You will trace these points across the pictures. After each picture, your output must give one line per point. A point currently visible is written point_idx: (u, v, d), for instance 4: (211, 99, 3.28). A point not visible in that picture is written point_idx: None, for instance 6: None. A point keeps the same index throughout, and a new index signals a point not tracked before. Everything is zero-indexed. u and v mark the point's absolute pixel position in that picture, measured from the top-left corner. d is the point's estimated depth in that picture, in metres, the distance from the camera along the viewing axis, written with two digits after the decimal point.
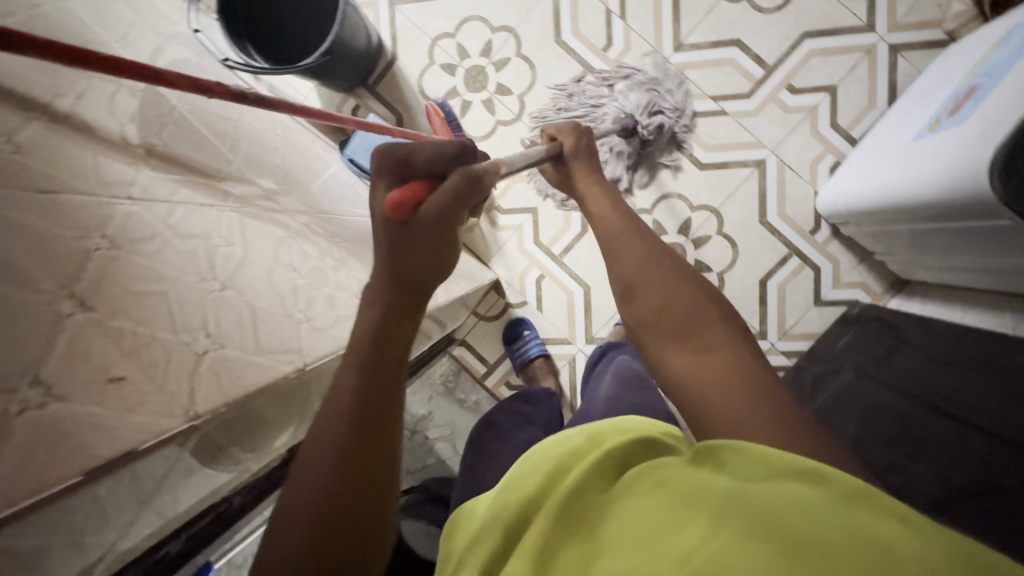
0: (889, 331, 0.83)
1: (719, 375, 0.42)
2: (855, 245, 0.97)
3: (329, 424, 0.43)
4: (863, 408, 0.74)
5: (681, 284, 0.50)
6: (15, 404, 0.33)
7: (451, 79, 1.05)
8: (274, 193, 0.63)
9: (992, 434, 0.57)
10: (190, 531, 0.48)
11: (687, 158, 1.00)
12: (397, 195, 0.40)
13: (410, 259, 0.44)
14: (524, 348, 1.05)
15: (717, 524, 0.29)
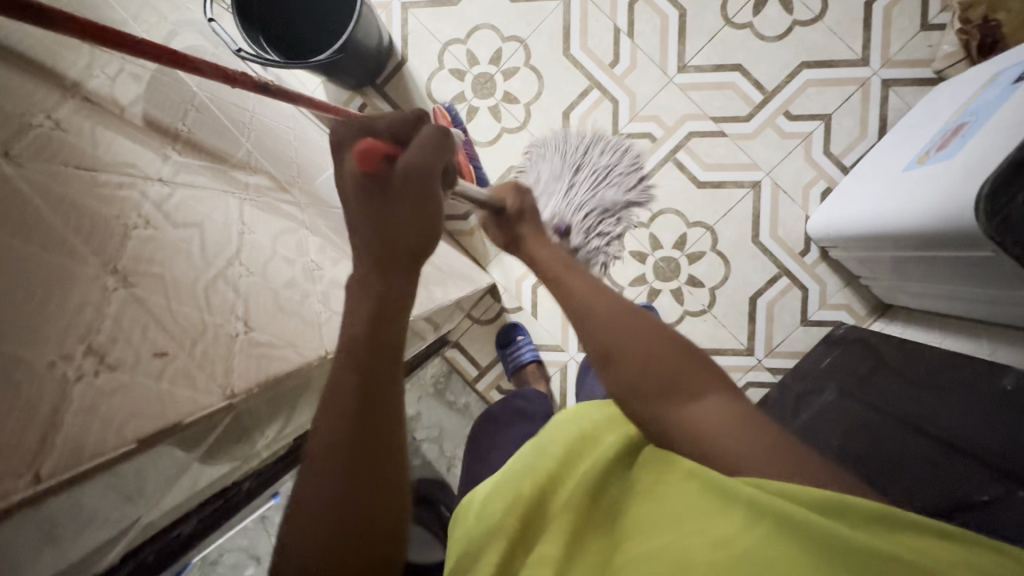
0: (871, 353, 0.86)
1: (722, 415, 0.44)
2: (842, 268, 1.00)
3: (325, 464, 0.42)
4: (846, 424, 0.75)
5: (657, 337, 0.49)
6: (72, 370, 0.34)
7: (459, 84, 1.06)
8: (287, 185, 0.63)
9: (972, 455, 0.60)
10: (202, 514, 0.47)
11: (685, 175, 1.02)
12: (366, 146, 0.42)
13: (393, 229, 0.44)
14: (517, 352, 1.06)
15: (751, 522, 0.37)
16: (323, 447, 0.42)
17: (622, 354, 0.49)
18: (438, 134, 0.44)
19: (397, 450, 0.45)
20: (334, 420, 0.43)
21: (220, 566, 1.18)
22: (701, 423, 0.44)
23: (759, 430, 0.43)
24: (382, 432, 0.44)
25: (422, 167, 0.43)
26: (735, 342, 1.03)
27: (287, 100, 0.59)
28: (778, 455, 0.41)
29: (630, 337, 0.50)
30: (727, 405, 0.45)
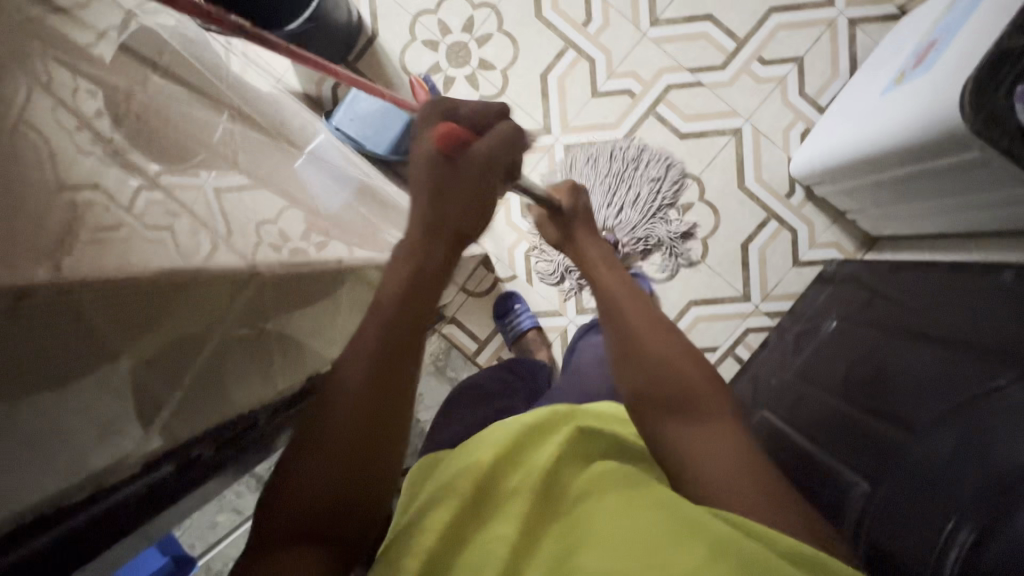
0: (864, 283, 0.88)
1: (725, 447, 0.48)
2: (828, 207, 1.02)
3: (344, 395, 0.42)
4: (855, 350, 0.77)
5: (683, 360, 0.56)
6: (82, 198, 0.30)
7: (434, 55, 1.05)
8: (277, 138, 0.61)
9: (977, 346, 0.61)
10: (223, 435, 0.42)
11: (667, 128, 1.03)
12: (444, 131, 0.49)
13: (448, 212, 0.50)
14: (519, 317, 1.05)
15: (711, 555, 0.37)
16: (333, 398, 0.43)
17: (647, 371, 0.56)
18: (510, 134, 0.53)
19: (402, 408, 0.44)
20: (368, 348, 0.44)
21: None
22: (699, 444, 0.49)
23: (759, 472, 0.47)
24: (389, 397, 0.43)
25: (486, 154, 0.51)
26: (731, 290, 1.04)
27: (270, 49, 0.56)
28: (760, 492, 0.45)
29: (659, 355, 0.56)
30: (731, 438, 0.49)
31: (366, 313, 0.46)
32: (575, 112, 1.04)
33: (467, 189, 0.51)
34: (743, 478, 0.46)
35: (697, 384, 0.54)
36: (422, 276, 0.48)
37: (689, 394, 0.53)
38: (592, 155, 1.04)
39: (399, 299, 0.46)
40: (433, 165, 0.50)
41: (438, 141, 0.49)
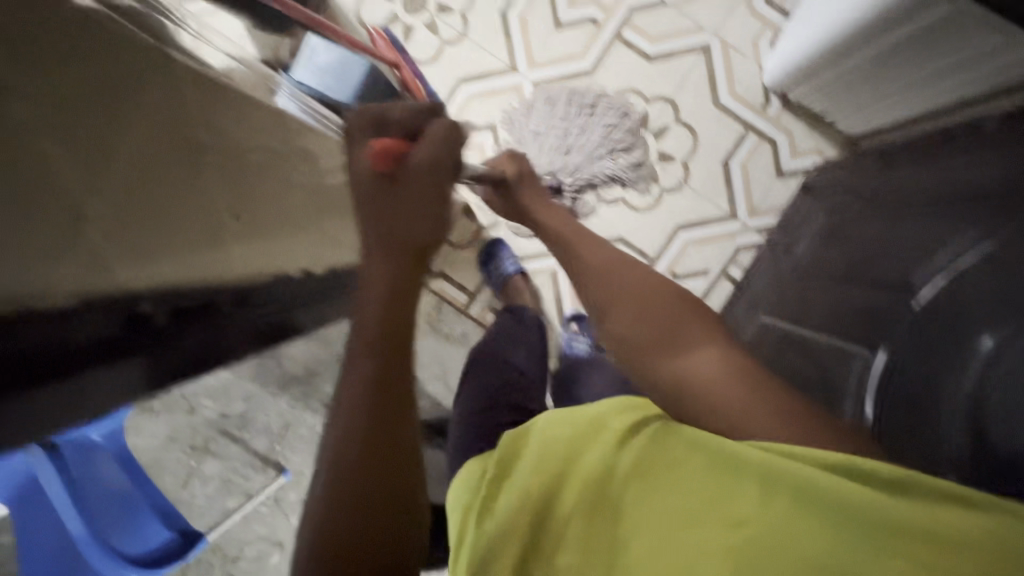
0: (852, 180, 0.87)
1: (716, 374, 0.43)
2: (805, 114, 1.01)
3: (342, 431, 0.40)
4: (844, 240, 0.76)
5: (659, 300, 0.52)
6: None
7: (390, 5, 1.03)
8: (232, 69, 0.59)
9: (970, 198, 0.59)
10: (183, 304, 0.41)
11: (635, 52, 1.01)
12: (377, 149, 0.44)
13: (397, 218, 0.44)
14: (504, 262, 1.04)
15: (767, 491, 0.33)
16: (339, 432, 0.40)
17: (624, 335, 0.52)
18: (446, 131, 0.47)
19: (405, 432, 0.41)
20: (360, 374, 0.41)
21: (244, 560, 1.12)
22: (694, 372, 0.44)
23: (757, 389, 0.41)
24: (385, 419, 0.40)
25: (427, 163, 0.45)
26: (716, 209, 1.03)
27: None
28: (771, 409, 0.39)
29: (629, 313, 0.52)
30: (723, 363, 0.44)
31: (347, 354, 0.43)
32: (540, 47, 1.03)
33: (421, 203, 0.45)
34: (742, 401, 0.40)
35: (676, 319, 0.49)
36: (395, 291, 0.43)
37: (669, 337, 0.48)
38: (545, 98, 0.99)
39: (378, 330, 0.42)
40: (376, 189, 0.45)
41: (376, 161, 0.44)
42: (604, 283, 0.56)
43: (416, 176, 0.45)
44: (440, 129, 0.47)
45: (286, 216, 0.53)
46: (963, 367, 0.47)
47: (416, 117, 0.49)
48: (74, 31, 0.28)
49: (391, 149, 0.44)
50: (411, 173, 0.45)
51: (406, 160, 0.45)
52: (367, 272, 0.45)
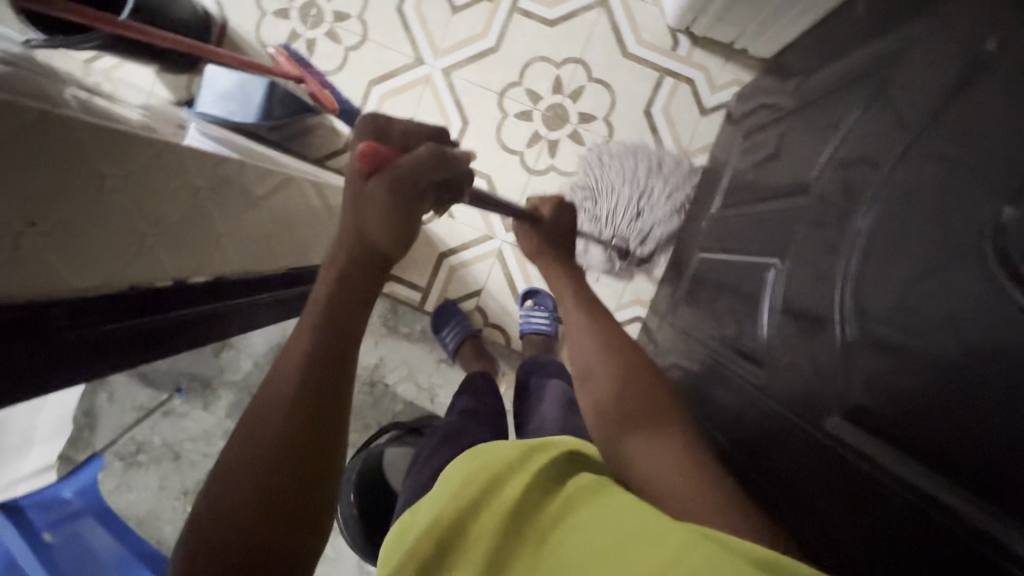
0: (767, 101, 0.85)
1: (662, 459, 0.42)
2: (716, 48, 1.00)
3: (265, 405, 0.38)
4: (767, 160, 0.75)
5: (645, 374, 0.52)
6: None
7: (288, 22, 1.04)
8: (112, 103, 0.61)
9: (855, 85, 0.58)
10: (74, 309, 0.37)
11: (535, 20, 1.01)
12: (366, 147, 0.42)
13: (366, 220, 0.42)
14: (455, 331, 1.03)
15: (677, 551, 0.29)
16: (264, 407, 0.38)
17: (595, 395, 0.53)
18: (434, 153, 0.43)
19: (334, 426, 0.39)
20: (292, 357, 0.39)
21: None
22: (646, 456, 0.43)
23: (708, 485, 0.39)
24: (304, 409, 0.37)
25: (405, 179, 0.42)
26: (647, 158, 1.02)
27: (67, 14, 0.56)
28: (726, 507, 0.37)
29: (611, 372, 0.54)
30: (673, 453, 0.43)
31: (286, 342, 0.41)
32: (441, 34, 1.03)
33: (386, 211, 0.43)
34: (666, 449, 0.43)
35: (655, 398, 0.49)
36: (342, 288, 0.42)
37: (638, 411, 0.48)
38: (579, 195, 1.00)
39: (321, 321, 0.40)
40: (354, 188, 0.43)
41: (362, 159, 0.42)
42: (586, 346, 0.58)
43: (394, 188, 0.42)
44: (428, 148, 0.44)
45: (233, 218, 0.53)
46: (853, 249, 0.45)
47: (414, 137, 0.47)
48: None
49: (375, 154, 0.42)
50: (393, 183, 0.42)
51: (395, 161, 0.43)
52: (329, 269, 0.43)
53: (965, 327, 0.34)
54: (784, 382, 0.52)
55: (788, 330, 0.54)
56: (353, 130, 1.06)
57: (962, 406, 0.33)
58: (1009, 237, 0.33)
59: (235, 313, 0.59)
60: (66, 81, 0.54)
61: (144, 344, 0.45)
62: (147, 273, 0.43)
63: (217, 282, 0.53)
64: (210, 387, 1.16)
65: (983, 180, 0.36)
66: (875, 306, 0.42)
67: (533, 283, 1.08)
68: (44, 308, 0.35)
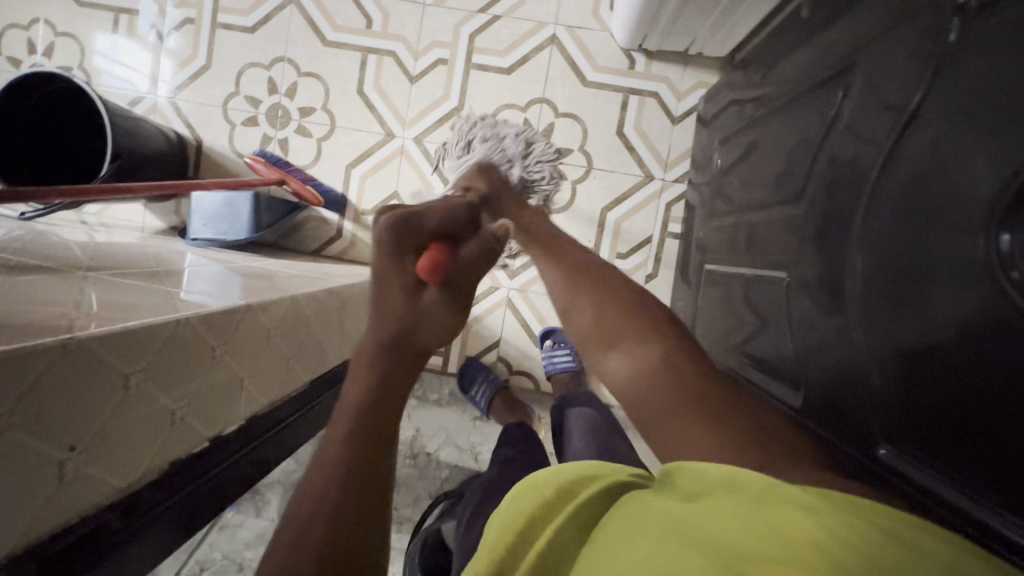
0: (736, 100, 0.85)
1: (642, 371, 0.48)
2: (672, 56, 1.01)
3: (316, 486, 0.39)
4: (753, 163, 0.75)
5: (611, 297, 0.56)
6: None
7: (258, 128, 1.07)
8: (113, 265, 0.62)
9: (822, 82, 0.59)
10: (129, 501, 0.39)
11: (491, 71, 1.03)
12: (429, 260, 0.42)
13: (422, 323, 0.43)
14: (484, 386, 1.03)
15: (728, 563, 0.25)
16: (315, 480, 0.39)
17: (580, 329, 0.57)
18: (480, 246, 0.47)
19: (375, 503, 0.40)
20: (341, 439, 0.40)
21: None
22: (632, 369, 0.49)
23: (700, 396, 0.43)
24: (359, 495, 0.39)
25: (465, 277, 0.45)
26: (631, 177, 1.02)
27: (56, 196, 0.58)
28: (725, 425, 0.40)
29: (590, 306, 0.57)
30: (649, 369, 0.48)
31: (332, 421, 0.41)
32: (405, 105, 1.05)
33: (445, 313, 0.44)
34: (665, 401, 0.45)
35: (633, 318, 0.54)
36: (383, 386, 0.42)
37: (619, 328, 0.53)
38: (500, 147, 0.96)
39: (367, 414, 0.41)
40: (407, 293, 0.43)
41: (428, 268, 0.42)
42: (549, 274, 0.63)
43: (457, 289, 0.45)
44: (474, 244, 0.47)
45: (256, 355, 0.54)
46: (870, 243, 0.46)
47: (452, 224, 0.46)
48: (18, 369, 0.28)
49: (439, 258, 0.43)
50: (455, 285, 0.44)
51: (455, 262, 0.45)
52: (363, 360, 0.42)
53: (971, 345, 0.36)
54: (826, 392, 0.52)
55: (815, 343, 0.54)
56: (341, 216, 1.08)
57: (977, 412, 0.36)
58: (1019, 269, 0.33)
59: (267, 443, 0.60)
60: (67, 261, 0.56)
61: (189, 502, 0.47)
62: (183, 444, 0.44)
63: (249, 422, 0.55)
64: (259, 491, 1.17)
65: (969, 204, 0.37)
66: (882, 320, 0.44)
67: (548, 322, 1.08)
68: (96, 517, 0.36)
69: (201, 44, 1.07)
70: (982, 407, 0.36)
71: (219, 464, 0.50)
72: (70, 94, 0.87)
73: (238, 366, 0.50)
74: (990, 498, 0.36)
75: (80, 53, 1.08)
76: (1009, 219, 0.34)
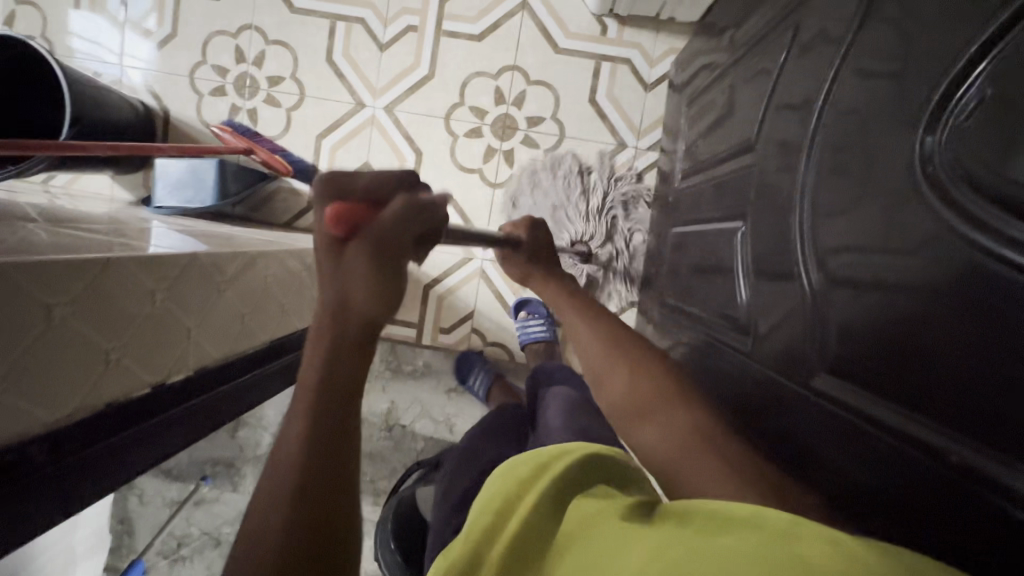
0: (703, 63, 0.85)
1: (665, 442, 0.49)
2: (644, 22, 1.00)
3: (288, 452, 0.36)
4: (716, 121, 0.74)
5: (641, 358, 0.58)
6: None
7: (226, 98, 1.06)
8: (63, 220, 0.61)
9: (782, 29, 0.58)
10: (60, 436, 0.39)
11: (461, 39, 1.02)
12: (333, 227, 0.34)
13: (347, 295, 0.35)
14: (483, 375, 1.03)
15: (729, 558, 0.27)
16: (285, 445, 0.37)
17: (615, 393, 0.58)
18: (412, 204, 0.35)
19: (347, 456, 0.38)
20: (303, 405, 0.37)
21: None
22: (659, 440, 0.50)
23: (722, 460, 0.43)
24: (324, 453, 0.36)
25: (387, 245, 0.34)
26: (603, 145, 1.02)
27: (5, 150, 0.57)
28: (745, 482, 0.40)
29: (621, 369, 0.58)
30: (670, 433, 0.49)
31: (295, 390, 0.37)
32: (375, 74, 1.03)
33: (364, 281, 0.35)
34: (694, 457, 0.45)
35: (659, 380, 0.55)
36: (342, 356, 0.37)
37: (650, 392, 0.54)
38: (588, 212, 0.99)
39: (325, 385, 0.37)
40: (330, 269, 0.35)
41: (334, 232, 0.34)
42: (585, 333, 0.65)
43: (384, 251, 0.35)
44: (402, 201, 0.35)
45: (212, 302, 0.54)
46: (817, 183, 0.47)
47: (386, 184, 0.36)
48: None
49: (344, 224, 0.34)
50: (375, 254, 0.34)
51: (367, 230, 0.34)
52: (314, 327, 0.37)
53: (914, 265, 0.36)
54: (777, 330, 0.53)
55: (768, 291, 0.55)
56: (313, 187, 1.07)
57: (926, 338, 0.35)
58: (934, 165, 0.35)
59: (221, 399, 0.59)
60: (11, 212, 0.55)
61: (128, 446, 0.46)
62: (121, 385, 0.44)
63: (198, 375, 0.54)
64: (234, 466, 1.16)
65: (900, 120, 0.39)
66: (835, 255, 0.44)
67: (522, 293, 1.08)
68: (20, 448, 0.36)
69: (167, 11, 1.05)
70: (937, 336, 0.34)
71: (163, 413, 0.50)
72: (16, 57, 0.84)
73: (187, 314, 0.50)
74: (957, 435, 0.33)
75: (43, 21, 1.06)
76: (934, 124, 0.36)
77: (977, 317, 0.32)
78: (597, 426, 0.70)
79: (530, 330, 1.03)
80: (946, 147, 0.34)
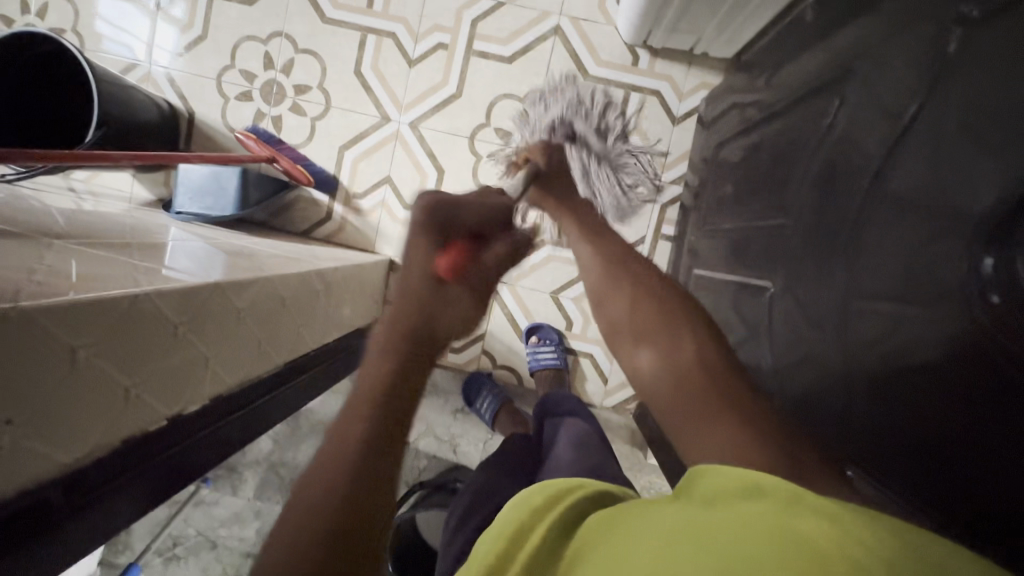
0: (735, 103, 0.84)
1: (657, 372, 0.61)
2: (677, 55, 0.99)
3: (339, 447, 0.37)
4: (747, 168, 0.74)
5: (658, 307, 0.65)
6: None
7: (251, 103, 1.05)
8: (87, 232, 0.61)
9: (824, 89, 0.57)
10: (74, 474, 0.38)
11: (491, 60, 1.01)
12: (447, 262, 0.44)
13: (438, 315, 0.43)
14: (490, 398, 1.02)
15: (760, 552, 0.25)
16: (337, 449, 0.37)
17: (615, 321, 0.70)
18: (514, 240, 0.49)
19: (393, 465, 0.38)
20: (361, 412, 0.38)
21: None
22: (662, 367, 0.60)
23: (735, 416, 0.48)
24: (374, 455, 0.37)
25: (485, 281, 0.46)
26: None
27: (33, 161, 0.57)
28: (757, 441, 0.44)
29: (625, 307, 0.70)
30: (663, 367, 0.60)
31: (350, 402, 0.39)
32: (402, 89, 1.03)
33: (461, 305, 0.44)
34: (712, 410, 0.51)
35: (672, 324, 0.63)
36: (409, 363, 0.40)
37: (651, 327, 0.64)
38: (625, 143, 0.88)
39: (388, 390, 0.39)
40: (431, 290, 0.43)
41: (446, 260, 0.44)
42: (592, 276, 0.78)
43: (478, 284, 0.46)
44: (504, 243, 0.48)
45: (231, 326, 0.53)
46: (854, 258, 0.46)
47: (489, 223, 0.47)
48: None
49: (457, 259, 0.44)
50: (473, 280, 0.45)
51: (476, 260, 0.45)
52: (381, 336, 0.41)
53: (933, 333, 0.37)
54: (800, 394, 0.52)
55: (795, 356, 0.53)
56: (332, 197, 1.06)
57: (950, 406, 0.36)
58: (996, 289, 0.33)
59: (233, 425, 0.59)
60: (36, 227, 0.54)
61: (139, 478, 0.46)
62: (136, 422, 0.43)
63: (212, 403, 0.54)
64: (236, 470, 1.16)
65: (955, 224, 0.36)
66: (858, 336, 0.44)
67: (534, 317, 1.07)
68: (36, 492, 0.36)
69: (199, 12, 1.05)
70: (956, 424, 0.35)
71: (175, 443, 0.49)
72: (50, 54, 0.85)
73: (204, 345, 0.49)
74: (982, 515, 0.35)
75: (75, 15, 1.06)
76: (994, 243, 0.33)
77: (989, 404, 0.33)
78: (607, 470, 0.69)
79: (540, 356, 1.02)
80: (1006, 269, 0.32)
